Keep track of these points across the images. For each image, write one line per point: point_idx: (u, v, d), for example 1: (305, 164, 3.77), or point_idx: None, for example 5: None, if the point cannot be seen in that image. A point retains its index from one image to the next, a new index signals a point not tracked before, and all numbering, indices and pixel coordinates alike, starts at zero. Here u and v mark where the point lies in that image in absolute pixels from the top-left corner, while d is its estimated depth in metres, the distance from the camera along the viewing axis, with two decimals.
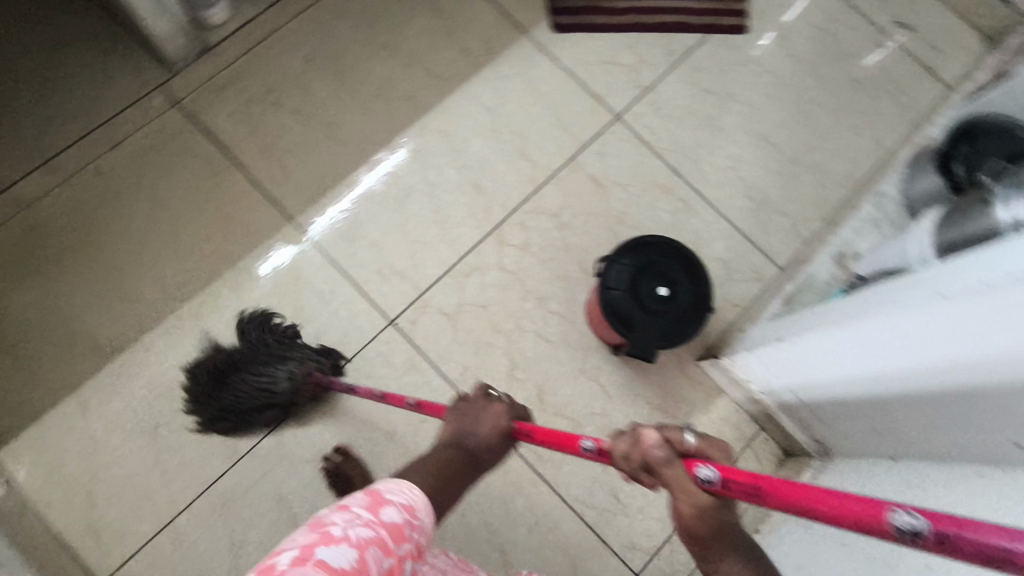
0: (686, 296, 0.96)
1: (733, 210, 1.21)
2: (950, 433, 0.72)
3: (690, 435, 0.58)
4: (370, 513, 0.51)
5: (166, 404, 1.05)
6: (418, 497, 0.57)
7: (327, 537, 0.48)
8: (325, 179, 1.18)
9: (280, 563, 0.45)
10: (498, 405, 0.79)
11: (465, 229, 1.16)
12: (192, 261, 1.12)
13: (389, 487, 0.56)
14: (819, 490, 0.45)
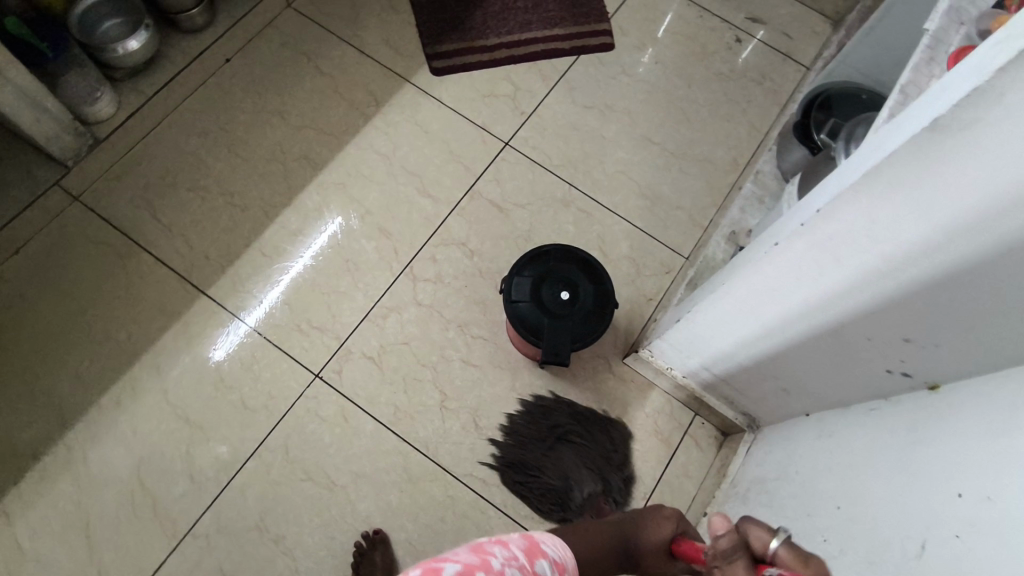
0: (588, 295, 1.00)
1: (630, 211, 1.26)
2: (838, 373, 0.75)
3: (777, 538, 0.47)
4: (528, 558, 0.57)
5: (94, 500, 1.02)
6: (566, 557, 0.63)
7: (490, 564, 0.53)
8: (233, 248, 1.20)
9: (447, 569, 0.50)
10: (667, 511, 0.81)
11: (377, 272, 1.19)
12: (106, 352, 1.11)
13: (552, 544, 0.63)
14: None
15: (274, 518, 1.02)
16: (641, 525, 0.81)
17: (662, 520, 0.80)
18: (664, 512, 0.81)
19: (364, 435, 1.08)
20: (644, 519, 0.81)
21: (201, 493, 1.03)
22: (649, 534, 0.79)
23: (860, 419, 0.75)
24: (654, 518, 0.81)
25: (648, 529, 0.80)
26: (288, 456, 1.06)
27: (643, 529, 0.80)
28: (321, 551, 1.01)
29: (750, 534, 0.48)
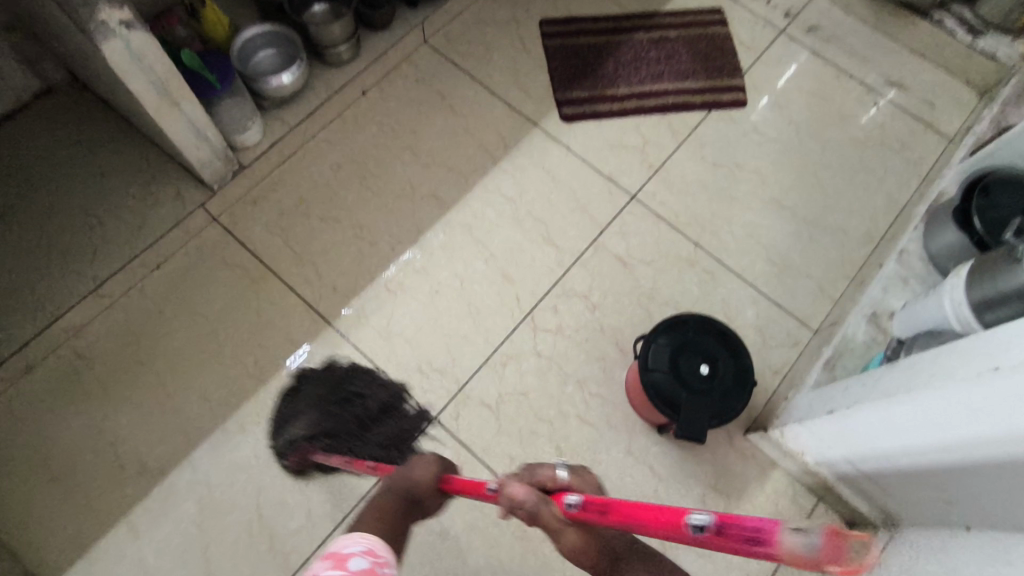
0: (728, 371, 0.97)
1: (758, 277, 1.23)
2: None
3: (562, 471, 0.70)
4: (339, 568, 0.54)
5: (216, 523, 1.04)
6: (375, 543, 0.60)
7: None
8: (359, 281, 1.22)
9: None
10: (425, 456, 0.86)
11: (498, 318, 1.19)
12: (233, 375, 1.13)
13: (351, 536, 0.60)
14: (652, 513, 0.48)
15: None
16: (403, 477, 0.83)
17: (423, 465, 0.85)
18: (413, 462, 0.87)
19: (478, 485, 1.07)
20: (404, 472, 0.85)
21: (317, 527, 1.04)
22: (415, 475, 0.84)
23: None
24: (415, 467, 0.85)
25: (422, 475, 0.84)
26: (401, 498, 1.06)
27: (407, 476, 0.83)
28: None
29: (546, 479, 0.69)
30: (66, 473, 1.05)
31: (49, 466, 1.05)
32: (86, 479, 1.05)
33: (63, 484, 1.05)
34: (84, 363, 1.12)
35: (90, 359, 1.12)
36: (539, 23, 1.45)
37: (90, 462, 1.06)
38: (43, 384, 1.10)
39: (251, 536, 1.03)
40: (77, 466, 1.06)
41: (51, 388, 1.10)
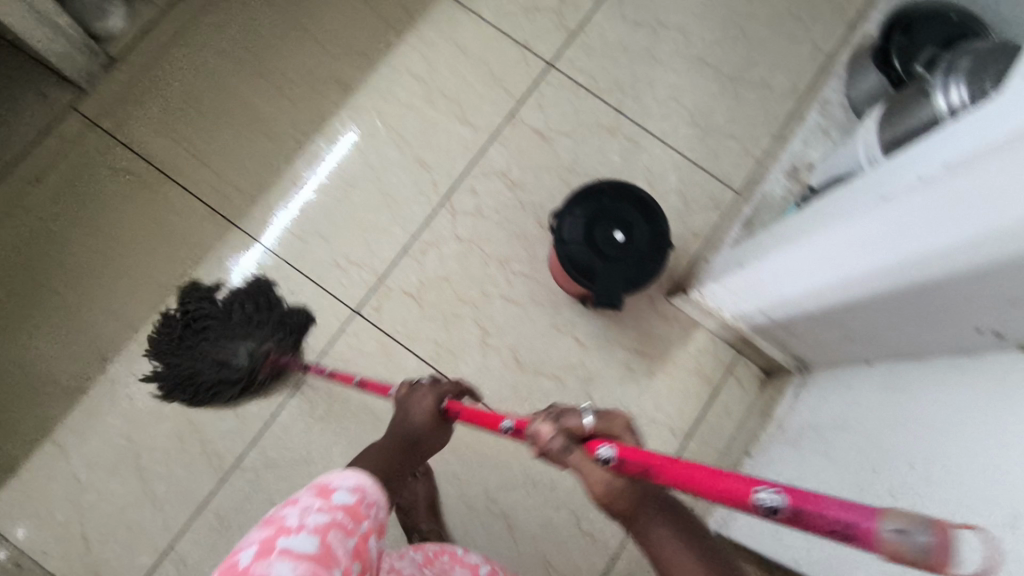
0: (642, 236, 0.95)
1: (680, 141, 1.19)
2: (914, 331, 0.73)
3: (587, 416, 0.56)
4: (324, 498, 0.52)
5: (143, 434, 1.03)
6: (368, 479, 0.55)
7: (284, 529, 0.49)
8: (264, 177, 1.14)
9: (241, 562, 0.47)
10: (421, 388, 0.81)
11: (414, 204, 1.14)
12: (139, 286, 1.08)
13: (337, 474, 0.55)
14: (708, 474, 0.42)
15: (320, 451, 1.04)
16: (404, 413, 0.78)
17: (418, 394, 0.80)
18: (411, 392, 0.81)
19: (406, 371, 1.07)
20: (405, 403, 0.80)
21: (246, 428, 1.04)
22: (413, 410, 0.78)
23: (930, 378, 0.73)
24: (413, 399, 0.80)
25: (421, 411, 0.78)
26: (329, 393, 1.06)
27: (409, 414, 0.78)
28: None
29: (573, 423, 0.56)
30: None
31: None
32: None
33: None
34: None
35: None
36: None
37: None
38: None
39: (180, 441, 1.02)
40: None
41: None
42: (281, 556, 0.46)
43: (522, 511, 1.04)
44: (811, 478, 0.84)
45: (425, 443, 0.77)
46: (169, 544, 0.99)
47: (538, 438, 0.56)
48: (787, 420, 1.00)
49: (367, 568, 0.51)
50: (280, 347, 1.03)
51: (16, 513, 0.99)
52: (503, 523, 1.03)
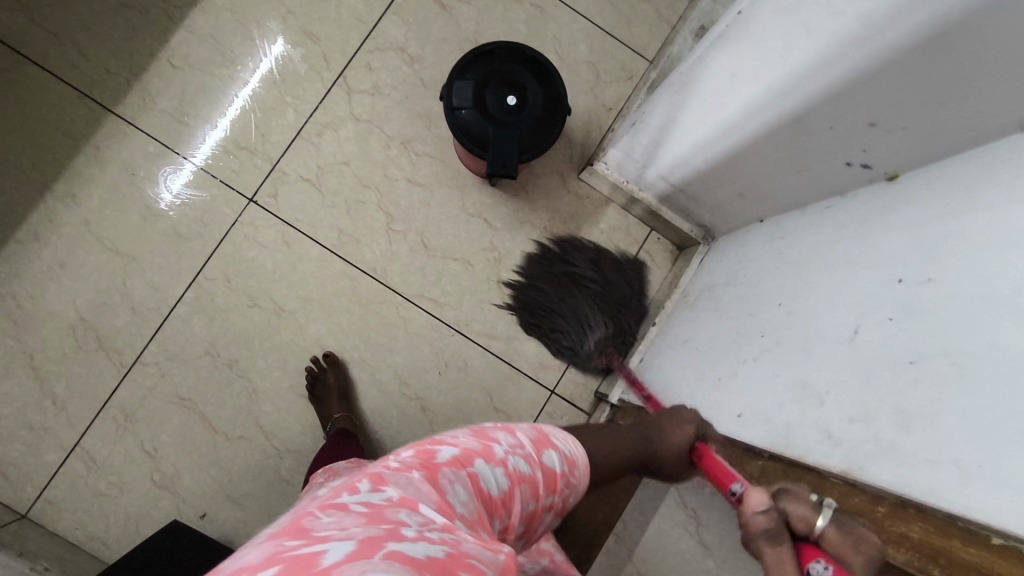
0: (537, 99, 0.91)
1: (590, 7, 1.12)
2: (783, 179, 0.73)
3: (822, 519, 0.46)
4: (533, 451, 0.55)
5: (31, 334, 0.99)
6: (579, 452, 0.60)
7: (489, 454, 0.51)
8: (137, 58, 1.04)
9: (441, 454, 0.48)
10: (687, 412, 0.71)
11: (306, 84, 1.06)
12: (4, 182, 1.00)
13: (553, 434, 0.59)
14: None
15: (224, 343, 1.02)
16: (659, 431, 0.70)
17: (681, 422, 0.70)
18: (672, 413, 0.72)
19: (309, 261, 1.04)
20: (660, 424, 0.71)
21: (144, 323, 1.01)
22: (673, 439, 0.68)
23: (797, 230, 0.74)
24: (672, 424, 0.70)
25: (676, 435, 0.68)
26: (229, 286, 1.02)
27: (659, 435, 0.69)
28: (276, 372, 1.02)
29: (795, 513, 0.48)
30: None
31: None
32: None
33: None
34: None
35: None
36: None
37: None
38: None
39: (76, 339, 1.00)
40: None
41: None
42: (468, 478, 0.47)
43: (436, 392, 1.04)
44: (698, 333, 0.86)
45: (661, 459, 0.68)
46: (74, 441, 0.98)
47: (747, 532, 0.50)
48: (691, 286, 1.00)
49: (528, 526, 0.54)
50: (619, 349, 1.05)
51: None
52: (416, 405, 1.04)
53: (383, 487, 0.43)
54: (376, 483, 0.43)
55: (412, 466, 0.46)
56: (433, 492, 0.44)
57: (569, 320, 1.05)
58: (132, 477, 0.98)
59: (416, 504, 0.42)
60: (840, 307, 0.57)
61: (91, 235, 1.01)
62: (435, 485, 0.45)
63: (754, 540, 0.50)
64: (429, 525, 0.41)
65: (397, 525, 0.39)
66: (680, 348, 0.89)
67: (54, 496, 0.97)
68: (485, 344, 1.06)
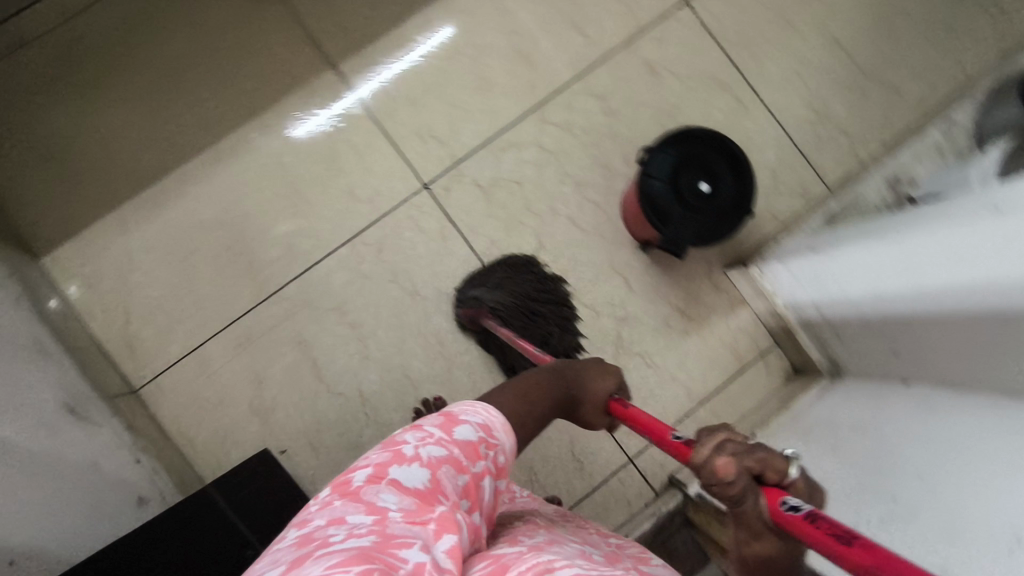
0: (728, 193, 0.95)
1: (791, 120, 1.14)
2: (954, 360, 0.72)
3: (794, 468, 0.48)
4: (446, 431, 0.53)
5: (197, 237, 1.07)
6: (495, 416, 0.57)
7: (399, 457, 0.50)
8: (370, 28, 1.11)
9: (355, 480, 0.49)
10: (612, 375, 0.78)
11: (508, 100, 1.12)
12: (222, 98, 1.10)
13: (464, 409, 0.56)
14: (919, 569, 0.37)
15: (357, 305, 1.08)
16: (583, 376, 0.75)
17: (597, 372, 0.77)
18: (599, 367, 0.78)
19: (456, 260, 1.10)
20: (586, 369, 0.76)
21: (295, 261, 1.08)
22: (596, 387, 0.76)
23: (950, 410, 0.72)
24: (595, 372, 0.77)
25: (597, 377, 0.76)
26: (379, 257, 1.09)
27: (585, 379, 0.75)
28: (390, 348, 1.08)
29: (765, 462, 0.47)
30: (58, 155, 1.07)
31: (36, 144, 1.06)
32: (78, 166, 1.07)
33: (57, 166, 1.07)
34: (78, 50, 1.08)
35: (85, 47, 1.08)
36: None
37: (80, 150, 1.07)
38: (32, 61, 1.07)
39: (232, 256, 1.07)
40: (68, 152, 1.07)
41: (45, 67, 1.07)
42: (392, 482, 0.48)
43: None
44: (808, 468, 0.86)
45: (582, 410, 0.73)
46: (199, 342, 1.06)
47: (731, 491, 0.46)
48: (803, 413, 1.01)
49: (476, 501, 0.52)
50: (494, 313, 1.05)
51: (73, 271, 1.05)
52: None
53: (307, 523, 0.46)
54: (303, 522, 0.47)
55: (332, 497, 0.48)
56: (357, 505, 0.46)
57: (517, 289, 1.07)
58: (237, 393, 1.05)
59: (343, 518, 0.45)
60: (976, 509, 0.59)
61: (278, 169, 1.09)
62: (358, 503, 0.47)
63: (721, 491, 0.47)
64: (356, 528, 0.44)
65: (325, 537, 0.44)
66: None
67: (165, 385, 1.04)
68: None
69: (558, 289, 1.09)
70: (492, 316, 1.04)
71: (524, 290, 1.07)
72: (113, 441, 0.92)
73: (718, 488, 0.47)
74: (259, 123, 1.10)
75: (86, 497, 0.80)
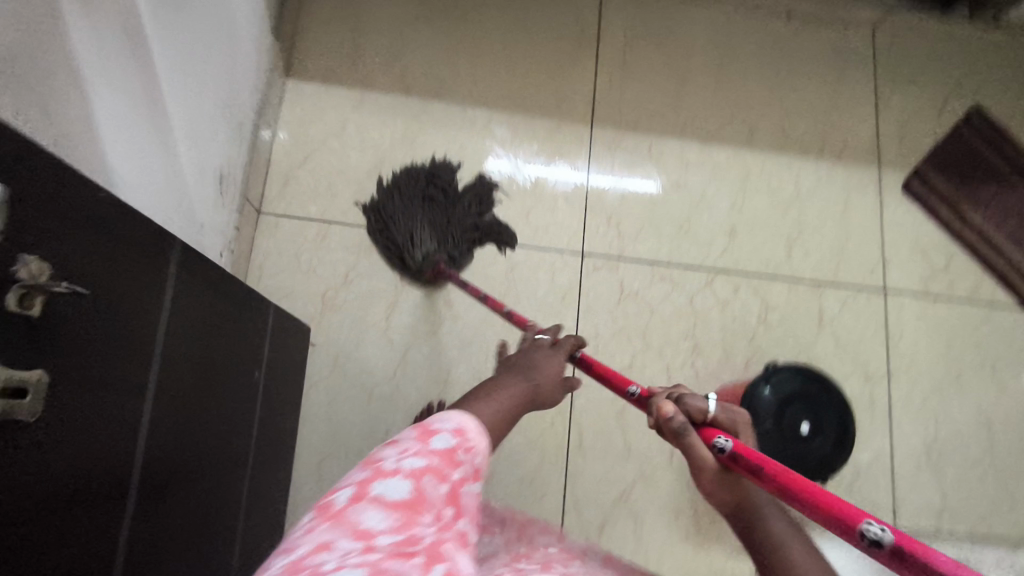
0: (818, 449, 0.94)
1: (905, 448, 1.12)
2: None
3: (710, 403, 0.58)
4: (421, 441, 0.48)
5: (397, 152, 1.18)
6: (470, 422, 0.52)
7: (381, 473, 0.45)
8: (639, 122, 1.23)
9: (338, 500, 0.43)
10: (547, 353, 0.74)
11: (695, 249, 1.18)
12: (498, 71, 1.23)
13: (434, 418, 0.51)
14: (814, 485, 0.48)
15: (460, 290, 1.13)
16: (530, 367, 0.69)
17: (548, 355, 0.74)
18: (548, 351, 0.74)
19: (558, 323, 1.13)
20: (526, 361, 0.71)
21: None
22: (541, 367, 0.70)
23: None
24: (533, 364, 0.70)
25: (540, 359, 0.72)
26: (506, 272, 1.14)
27: (532, 373, 0.68)
28: (455, 342, 1.11)
29: (692, 408, 0.58)
30: (361, 28, 1.23)
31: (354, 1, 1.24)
32: (367, 45, 1.22)
33: (355, 34, 1.23)
34: None
35: None
36: (978, 99, 1.29)
37: (378, 36, 1.23)
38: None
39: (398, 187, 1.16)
40: (369, 32, 1.23)
41: None
42: (374, 499, 0.42)
43: (503, 485, 1.05)
44: None
45: (546, 393, 0.67)
46: (331, 219, 1.14)
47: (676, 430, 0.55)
48: None
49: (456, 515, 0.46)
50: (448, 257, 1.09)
51: (299, 104, 1.19)
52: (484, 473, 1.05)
53: (293, 547, 0.39)
54: (280, 552, 0.39)
55: (317, 519, 0.41)
56: (342, 530, 0.40)
57: (434, 210, 1.11)
58: (323, 273, 1.12)
59: (330, 544, 0.38)
60: None
61: (490, 151, 1.19)
62: (342, 524, 0.40)
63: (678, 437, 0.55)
64: (342, 562, 0.37)
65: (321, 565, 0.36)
66: None
67: (283, 225, 1.13)
68: (565, 510, 1.05)
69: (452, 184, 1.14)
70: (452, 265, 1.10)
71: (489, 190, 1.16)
72: (222, 224, 0.99)
73: (675, 437, 0.55)
74: (508, 113, 1.21)
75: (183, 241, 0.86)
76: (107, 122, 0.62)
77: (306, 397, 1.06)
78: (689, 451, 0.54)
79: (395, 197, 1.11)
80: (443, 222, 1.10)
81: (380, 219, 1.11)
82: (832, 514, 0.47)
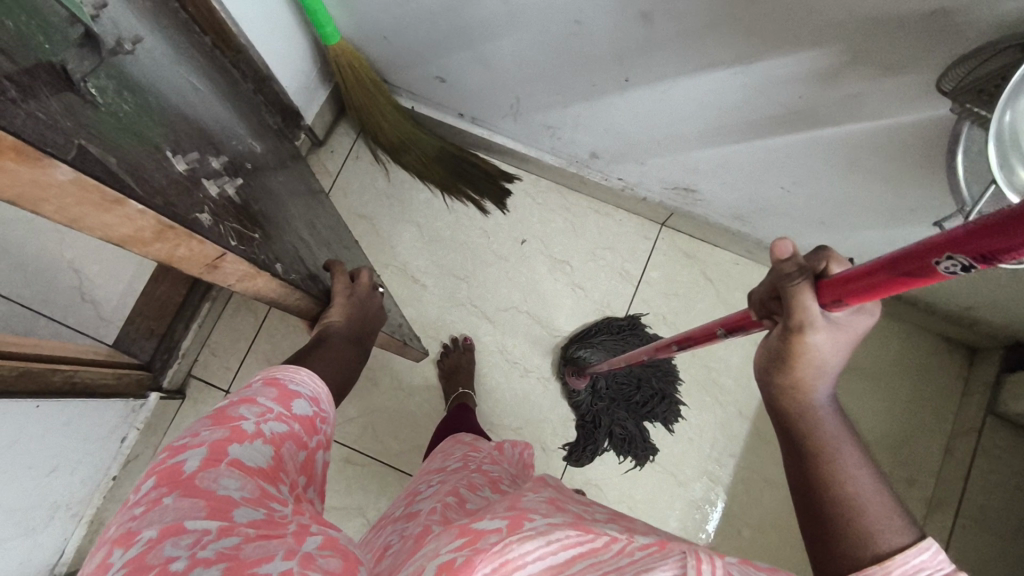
0: None
1: None
2: None
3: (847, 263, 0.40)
4: (281, 406, 0.50)
5: (704, 371, 1.08)
6: (318, 386, 0.57)
7: (238, 433, 0.45)
8: None
9: (186, 464, 0.41)
10: (355, 283, 0.78)
11: None
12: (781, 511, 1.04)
13: (290, 379, 0.54)
14: (952, 243, 0.32)
15: (542, 403, 1.07)
16: (337, 317, 0.73)
17: (369, 292, 0.78)
18: (372, 296, 0.78)
19: None
20: (335, 302, 0.74)
21: None
22: (338, 310, 0.73)
23: None
24: (338, 299, 0.74)
25: (343, 307, 0.74)
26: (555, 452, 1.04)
27: (344, 321, 0.73)
28: (488, 383, 1.07)
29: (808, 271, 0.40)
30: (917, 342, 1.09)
31: (897, 372, 1.08)
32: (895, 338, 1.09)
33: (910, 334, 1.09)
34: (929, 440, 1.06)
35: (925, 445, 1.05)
36: None
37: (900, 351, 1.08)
38: (949, 443, 1.05)
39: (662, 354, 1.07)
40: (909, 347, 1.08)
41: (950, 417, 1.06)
42: (231, 466, 0.42)
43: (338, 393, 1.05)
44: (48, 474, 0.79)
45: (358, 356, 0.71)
46: (643, 292, 1.11)
47: (798, 311, 0.38)
48: (65, 539, 0.89)
49: (308, 477, 0.49)
50: (584, 389, 1.03)
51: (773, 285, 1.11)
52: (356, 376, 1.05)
53: (135, 537, 0.36)
54: (122, 542, 0.36)
55: (161, 494, 0.39)
56: (195, 499, 0.38)
57: (631, 380, 1.04)
58: (587, 271, 1.12)
59: (180, 528, 0.36)
60: None
61: (692, 473, 1.04)
62: (194, 495, 0.39)
63: (789, 334, 0.39)
64: (199, 542, 0.36)
65: (238, 551, 0.36)
66: (59, 464, 0.81)
67: (642, 243, 1.13)
68: None
69: (655, 412, 1.04)
70: (581, 392, 1.03)
71: (643, 448, 1.03)
72: (645, 186, 1.03)
73: (790, 333, 0.39)
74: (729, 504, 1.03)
75: (608, 138, 0.93)
76: (697, 59, 0.67)
77: (474, 232, 1.12)
78: (801, 333, 0.39)
79: (645, 345, 1.06)
80: (620, 386, 1.04)
81: (629, 325, 1.07)
82: (972, 237, 0.30)
